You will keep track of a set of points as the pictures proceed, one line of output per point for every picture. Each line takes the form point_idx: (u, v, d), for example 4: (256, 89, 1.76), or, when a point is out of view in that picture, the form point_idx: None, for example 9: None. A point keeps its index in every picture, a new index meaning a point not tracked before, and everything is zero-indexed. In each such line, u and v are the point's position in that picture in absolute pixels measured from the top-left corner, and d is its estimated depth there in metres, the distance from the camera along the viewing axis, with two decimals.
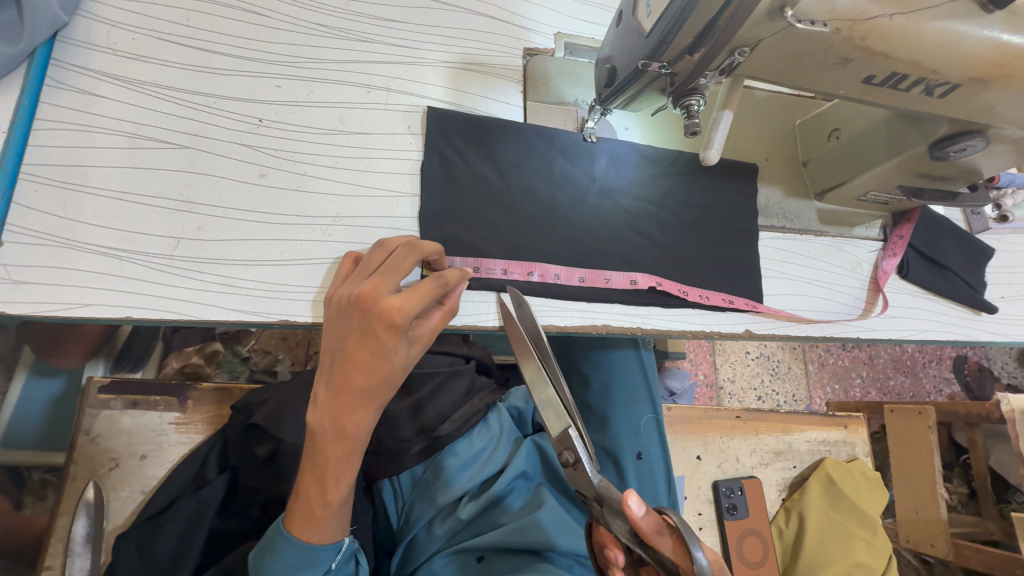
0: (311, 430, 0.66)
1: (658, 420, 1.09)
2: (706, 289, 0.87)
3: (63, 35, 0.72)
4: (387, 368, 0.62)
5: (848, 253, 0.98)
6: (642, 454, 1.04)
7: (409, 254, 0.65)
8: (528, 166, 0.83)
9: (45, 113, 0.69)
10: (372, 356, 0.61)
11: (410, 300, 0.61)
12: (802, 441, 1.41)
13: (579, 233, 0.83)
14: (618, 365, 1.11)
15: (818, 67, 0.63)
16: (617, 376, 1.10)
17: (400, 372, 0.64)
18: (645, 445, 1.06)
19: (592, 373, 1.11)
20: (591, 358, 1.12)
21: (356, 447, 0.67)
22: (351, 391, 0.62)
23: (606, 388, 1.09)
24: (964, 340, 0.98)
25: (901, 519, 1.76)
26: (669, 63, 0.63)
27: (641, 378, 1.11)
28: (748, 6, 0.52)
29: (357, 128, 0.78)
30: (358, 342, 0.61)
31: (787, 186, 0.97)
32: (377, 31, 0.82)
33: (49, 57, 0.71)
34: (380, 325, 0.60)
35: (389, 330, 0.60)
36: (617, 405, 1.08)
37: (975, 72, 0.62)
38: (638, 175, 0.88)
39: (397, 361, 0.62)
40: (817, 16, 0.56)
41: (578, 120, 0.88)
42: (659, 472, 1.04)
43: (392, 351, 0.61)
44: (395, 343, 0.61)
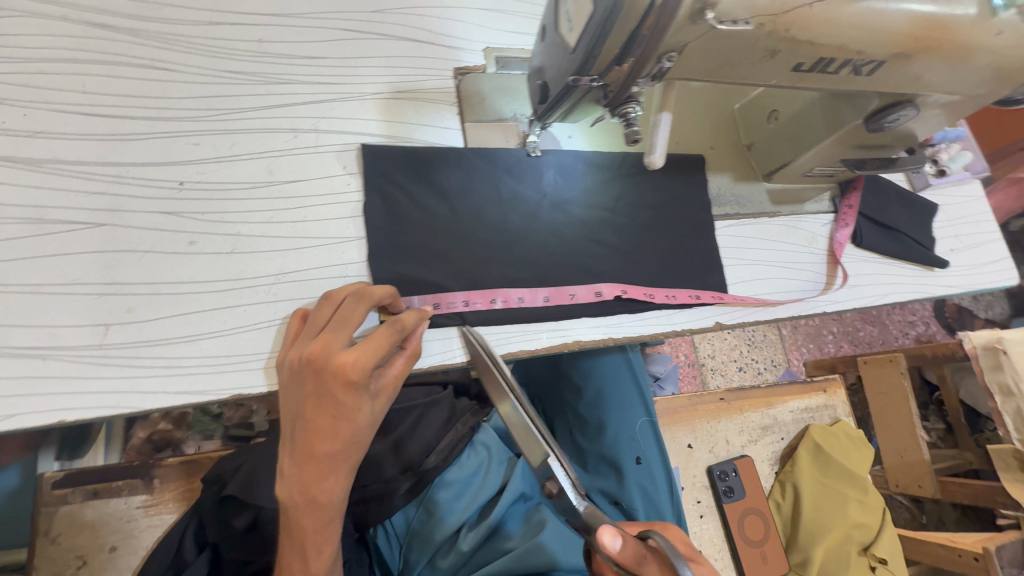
0: (281, 505, 0.62)
1: (652, 423, 1.10)
2: (672, 288, 0.86)
3: None
4: (354, 429, 0.59)
5: (802, 230, 0.99)
6: (642, 458, 1.06)
7: (360, 304, 0.61)
8: (475, 191, 0.80)
9: None
10: (336, 418, 0.58)
11: (368, 356, 0.57)
12: (786, 412, 1.43)
13: (537, 251, 0.81)
14: (607, 370, 1.10)
15: (747, 61, 0.62)
16: (608, 382, 1.09)
17: (368, 431, 0.61)
18: (643, 449, 1.07)
19: (583, 381, 1.10)
20: (581, 366, 1.11)
21: (333, 514, 0.63)
22: (319, 462, 0.58)
23: (599, 395, 1.09)
24: (921, 298, 1.01)
25: (887, 466, 1.82)
26: (601, 75, 0.61)
27: (632, 381, 1.10)
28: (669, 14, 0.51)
29: (289, 177, 0.74)
30: (317, 408, 0.58)
31: (736, 172, 0.98)
32: (297, 70, 0.78)
33: None
34: (338, 387, 0.56)
35: (350, 391, 0.57)
36: (612, 411, 1.08)
37: (898, 47, 0.62)
38: (588, 183, 0.86)
39: (363, 419, 0.59)
40: (738, 15, 0.55)
41: (519, 134, 0.86)
42: (659, 476, 1.06)
43: (357, 411, 0.58)
44: (358, 402, 0.58)
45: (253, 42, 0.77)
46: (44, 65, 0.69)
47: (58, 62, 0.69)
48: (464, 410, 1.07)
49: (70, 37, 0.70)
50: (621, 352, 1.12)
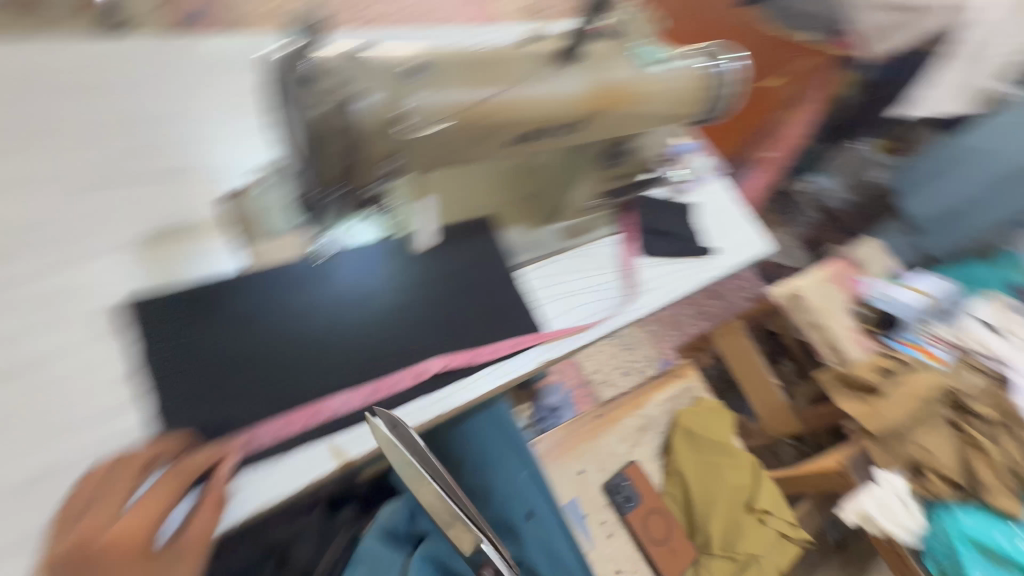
0: None
1: (533, 472, 1.12)
2: (494, 344, 0.91)
3: None
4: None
5: (594, 256, 1.12)
6: (531, 511, 1.08)
7: (128, 475, 0.61)
8: (264, 312, 0.78)
9: None
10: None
11: (150, 518, 0.58)
12: (655, 407, 1.57)
13: (345, 353, 0.80)
14: (480, 433, 1.11)
15: (469, 145, 0.68)
16: (483, 444, 1.10)
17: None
18: (531, 501, 1.09)
19: (461, 450, 1.10)
20: (455, 434, 1.11)
21: None
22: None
23: (478, 460, 1.09)
24: (707, 283, 1.17)
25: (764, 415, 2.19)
26: (343, 182, 0.62)
27: (505, 436, 1.12)
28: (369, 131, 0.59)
29: (31, 358, 0.70)
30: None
31: (529, 220, 1.04)
32: (29, 247, 0.75)
33: None
34: (125, 566, 0.54)
35: (143, 563, 0.56)
36: (493, 473, 1.08)
37: (588, 105, 0.76)
38: (385, 269, 0.89)
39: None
40: (437, 114, 0.63)
41: (299, 244, 0.84)
42: (551, 524, 1.09)
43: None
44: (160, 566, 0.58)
45: None
46: None
47: None
48: (336, 524, 0.97)
49: None
50: (488, 409, 1.13)
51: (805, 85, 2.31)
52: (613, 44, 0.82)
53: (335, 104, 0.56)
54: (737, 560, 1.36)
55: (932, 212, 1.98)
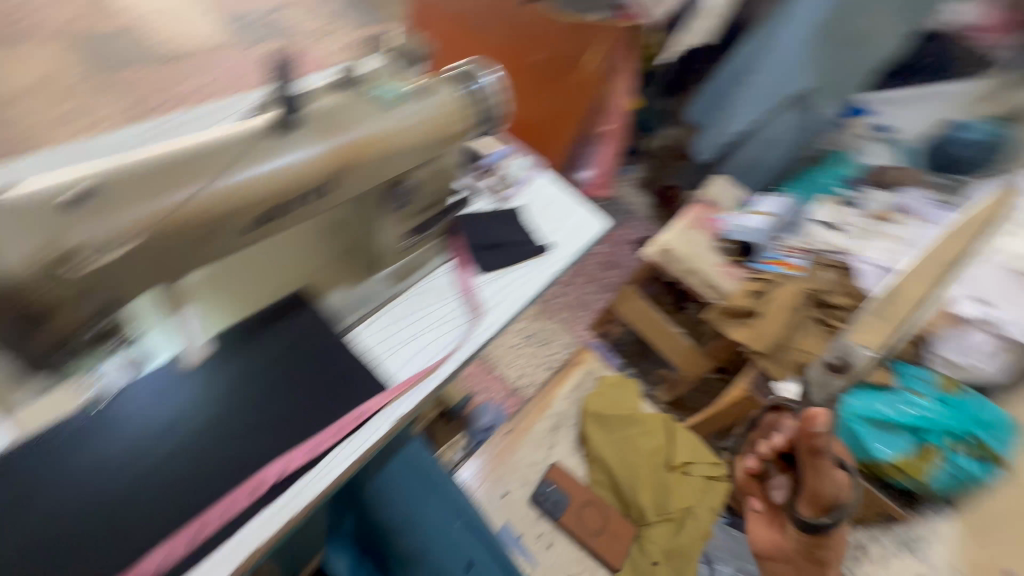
0: None
1: (465, 519, 1.21)
2: (333, 420, 0.85)
3: None
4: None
5: (432, 288, 1.10)
6: (472, 561, 1.17)
7: None
8: (56, 482, 0.72)
9: None
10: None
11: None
12: (563, 401, 1.61)
13: (157, 494, 0.73)
14: (404, 481, 1.19)
15: (190, 253, 0.62)
16: (405, 492, 1.17)
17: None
18: (471, 550, 1.18)
19: (384, 505, 1.16)
20: (377, 488, 1.16)
21: None
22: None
23: (410, 513, 1.16)
24: (551, 280, 1.19)
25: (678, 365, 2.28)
26: (47, 344, 0.56)
27: (422, 472, 1.20)
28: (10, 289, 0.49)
29: None
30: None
31: (346, 278, 0.99)
32: None
33: None
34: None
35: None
36: (421, 523, 1.17)
37: (326, 164, 0.72)
38: (192, 388, 0.82)
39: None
40: (109, 241, 0.54)
41: (86, 387, 0.79)
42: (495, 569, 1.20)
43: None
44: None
45: None
46: None
47: None
48: None
49: None
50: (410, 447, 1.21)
51: (588, 91, 2.20)
52: (347, 95, 0.79)
53: None
54: (673, 519, 1.37)
55: (715, 149, 2.39)
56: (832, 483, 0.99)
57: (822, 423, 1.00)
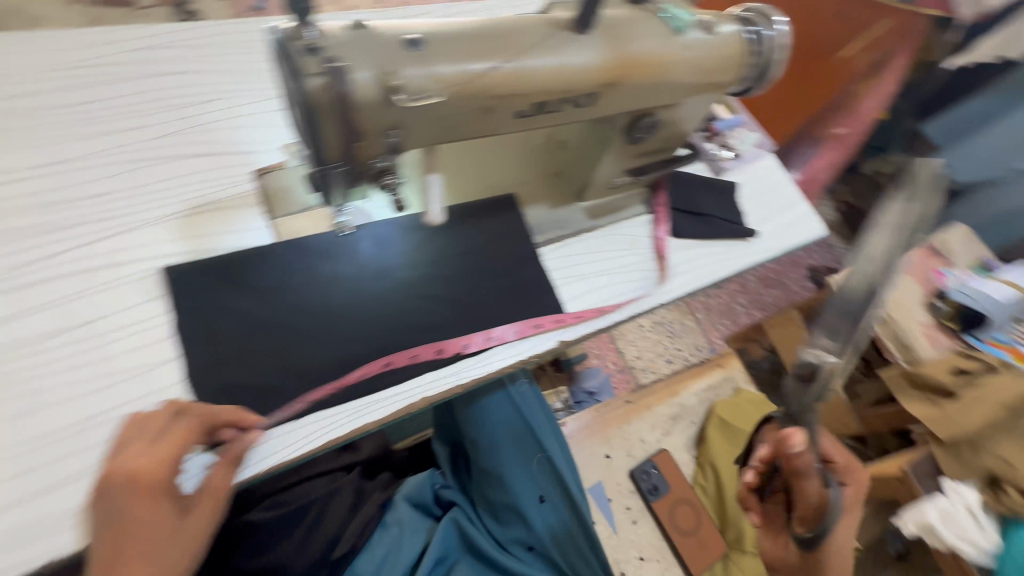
0: None
1: (550, 458, 1.11)
2: (510, 321, 0.90)
3: None
4: (166, 553, 0.60)
5: (624, 235, 1.08)
6: (544, 496, 1.11)
7: (186, 434, 0.64)
8: (293, 283, 0.83)
9: None
10: (136, 547, 0.58)
11: (160, 504, 0.60)
12: (692, 396, 1.51)
13: (364, 323, 0.83)
14: (500, 416, 1.12)
15: (470, 121, 0.66)
16: (494, 421, 1.11)
17: (177, 552, 0.61)
18: (546, 486, 1.12)
19: (472, 427, 1.11)
20: (470, 411, 1.11)
21: None
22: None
23: (497, 448, 1.11)
24: (746, 269, 1.10)
25: (819, 414, 2.02)
26: (344, 159, 0.62)
27: (521, 414, 1.14)
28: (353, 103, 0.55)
29: (89, 315, 0.74)
30: (116, 543, 0.57)
31: (551, 199, 1.04)
32: (89, 212, 0.80)
33: None
34: (133, 503, 0.58)
35: (148, 499, 0.59)
36: (504, 453, 1.11)
37: (601, 77, 0.71)
38: (407, 246, 0.90)
39: (162, 540, 0.60)
40: (429, 90, 0.59)
41: (328, 217, 0.90)
42: (565, 510, 1.11)
43: (143, 531, 0.58)
44: (155, 523, 0.59)
45: (36, 196, 0.79)
46: None
47: None
48: (369, 489, 1.13)
49: None
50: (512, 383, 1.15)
51: (818, 100, 1.93)
52: (634, 9, 0.76)
53: (328, 75, 0.53)
54: None
55: (976, 176, 1.92)
56: (819, 488, 0.78)
57: (801, 441, 0.77)
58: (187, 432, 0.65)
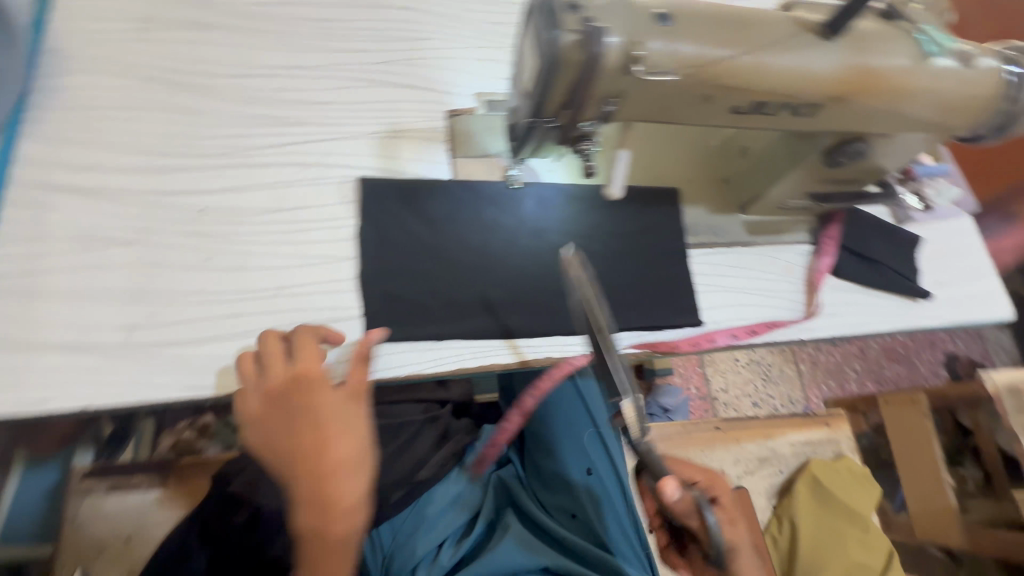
0: (300, 546, 0.68)
1: (601, 433, 1.15)
2: (646, 311, 0.90)
3: (33, 132, 0.79)
4: (354, 432, 0.69)
5: (778, 260, 1.03)
6: (592, 468, 1.10)
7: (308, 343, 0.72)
8: (459, 220, 0.89)
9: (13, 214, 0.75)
10: (331, 424, 0.68)
11: (336, 393, 0.70)
12: (786, 444, 1.41)
13: (513, 274, 0.88)
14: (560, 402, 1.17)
15: (686, 107, 0.66)
16: (553, 400, 1.16)
17: (361, 433, 0.70)
18: (593, 459, 1.12)
19: (534, 403, 1.17)
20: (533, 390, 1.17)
21: (347, 546, 0.68)
22: (341, 479, 0.67)
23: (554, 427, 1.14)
24: (904, 330, 1.01)
25: (913, 515, 1.81)
26: (560, 116, 0.65)
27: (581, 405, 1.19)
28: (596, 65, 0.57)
29: (295, 204, 0.84)
30: (312, 422, 0.68)
31: (713, 204, 1.02)
32: (308, 114, 0.90)
33: (19, 159, 0.78)
34: (289, 401, 0.68)
35: (300, 397, 0.69)
36: (561, 428, 1.14)
37: (831, 90, 0.68)
38: (567, 214, 0.93)
39: (348, 421, 0.70)
40: (664, 67, 0.60)
41: (502, 168, 0.95)
42: (610, 485, 1.10)
43: (329, 415, 0.68)
44: (336, 408, 0.69)
45: (273, 90, 0.90)
46: (102, 111, 0.82)
47: (115, 108, 0.83)
48: (457, 429, 1.19)
49: (124, 89, 0.84)
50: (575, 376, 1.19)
51: None
52: (885, 24, 0.71)
53: (581, 36, 0.56)
54: None
55: None
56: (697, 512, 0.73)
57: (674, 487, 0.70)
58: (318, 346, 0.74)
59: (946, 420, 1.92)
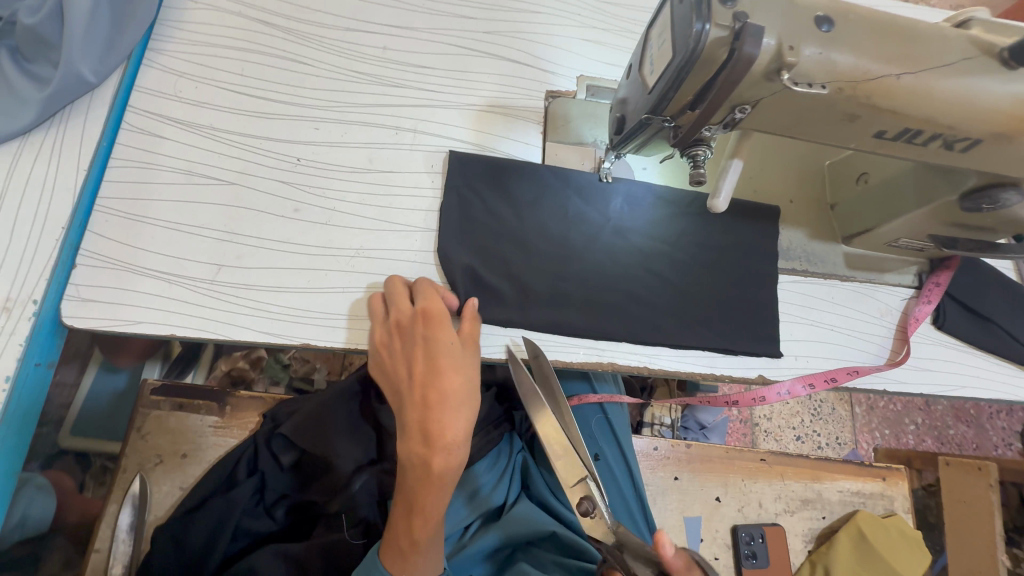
0: (403, 476, 0.72)
1: (609, 418, 1.08)
2: (722, 332, 0.86)
3: (150, 59, 0.81)
4: (466, 370, 0.70)
5: (876, 300, 0.93)
6: (601, 455, 1.05)
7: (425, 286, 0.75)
8: (544, 206, 0.86)
9: (124, 138, 0.77)
10: (446, 359, 0.69)
11: (452, 330, 0.71)
12: (834, 491, 1.34)
13: (590, 271, 0.85)
14: (582, 420, 1.07)
15: (824, 123, 0.59)
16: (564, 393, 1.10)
17: (473, 373, 0.71)
18: (602, 446, 1.06)
19: None
20: None
21: (445, 482, 0.69)
22: (449, 413, 0.67)
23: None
24: (1007, 400, 0.91)
25: None
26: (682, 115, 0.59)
27: (607, 422, 1.09)
28: (742, 67, 0.51)
29: (384, 167, 0.84)
30: (429, 356, 0.69)
31: (813, 229, 0.94)
32: (409, 77, 0.89)
33: (134, 84, 0.80)
34: (403, 334, 0.72)
35: (414, 330, 0.71)
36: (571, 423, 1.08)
37: (1000, 127, 0.59)
38: (655, 217, 0.89)
39: (461, 359, 0.71)
40: (815, 78, 0.53)
41: (595, 159, 0.91)
42: (620, 470, 1.05)
43: (444, 351, 0.69)
44: (450, 343, 0.70)
45: (378, 48, 0.89)
46: (217, 50, 0.84)
47: (230, 48, 0.84)
48: (500, 412, 1.14)
49: (240, 29, 0.85)
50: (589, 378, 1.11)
51: None
52: None
53: (729, 33, 0.51)
54: None
55: None
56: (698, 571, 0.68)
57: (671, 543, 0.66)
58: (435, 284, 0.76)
59: (1008, 495, 1.76)
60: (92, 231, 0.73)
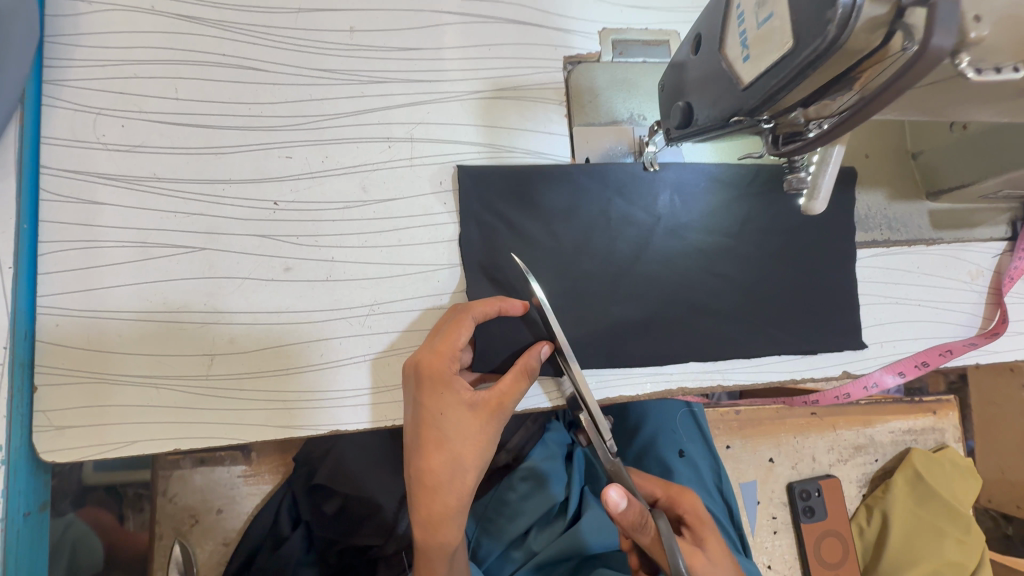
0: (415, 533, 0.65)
1: (695, 412, 0.97)
2: (799, 332, 0.75)
3: (53, 98, 0.62)
4: (456, 446, 0.58)
5: (965, 261, 0.81)
6: (685, 451, 0.93)
7: (451, 330, 0.61)
8: (581, 215, 0.70)
9: (48, 213, 0.61)
10: (432, 429, 0.58)
11: (447, 396, 0.59)
12: (885, 432, 1.30)
13: (644, 286, 0.71)
14: (666, 412, 0.95)
15: (982, 98, 0.44)
16: None
17: (469, 448, 0.58)
18: (686, 442, 0.94)
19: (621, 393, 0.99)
20: None
21: (431, 556, 0.60)
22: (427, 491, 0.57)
23: (651, 441, 0.93)
24: None
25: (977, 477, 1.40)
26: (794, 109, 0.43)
27: (691, 417, 0.97)
28: (915, 75, 0.33)
29: (382, 195, 0.67)
30: (418, 422, 0.60)
31: (893, 187, 0.80)
32: (388, 66, 0.69)
33: (39, 138, 0.62)
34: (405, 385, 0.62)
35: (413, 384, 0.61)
36: (653, 412, 0.96)
37: None
38: (713, 206, 0.74)
39: (453, 432, 0.58)
40: (1003, 59, 0.37)
41: (634, 141, 0.74)
42: (704, 469, 0.92)
43: (429, 419, 0.59)
44: (437, 412, 0.58)
45: (344, 32, 0.68)
46: (137, 68, 0.64)
47: (152, 62, 0.64)
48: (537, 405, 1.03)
49: (160, 35, 0.64)
50: None
51: None
52: None
53: (889, 9, 0.34)
54: None
55: None
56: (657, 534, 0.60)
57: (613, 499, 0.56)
58: (465, 333, 0.60)
59: None
60: (45, 341, 0.59)
